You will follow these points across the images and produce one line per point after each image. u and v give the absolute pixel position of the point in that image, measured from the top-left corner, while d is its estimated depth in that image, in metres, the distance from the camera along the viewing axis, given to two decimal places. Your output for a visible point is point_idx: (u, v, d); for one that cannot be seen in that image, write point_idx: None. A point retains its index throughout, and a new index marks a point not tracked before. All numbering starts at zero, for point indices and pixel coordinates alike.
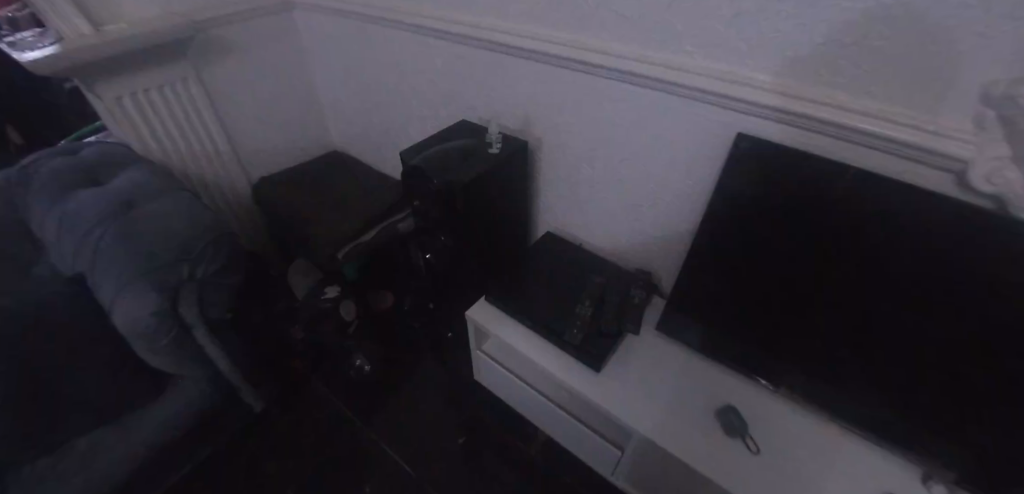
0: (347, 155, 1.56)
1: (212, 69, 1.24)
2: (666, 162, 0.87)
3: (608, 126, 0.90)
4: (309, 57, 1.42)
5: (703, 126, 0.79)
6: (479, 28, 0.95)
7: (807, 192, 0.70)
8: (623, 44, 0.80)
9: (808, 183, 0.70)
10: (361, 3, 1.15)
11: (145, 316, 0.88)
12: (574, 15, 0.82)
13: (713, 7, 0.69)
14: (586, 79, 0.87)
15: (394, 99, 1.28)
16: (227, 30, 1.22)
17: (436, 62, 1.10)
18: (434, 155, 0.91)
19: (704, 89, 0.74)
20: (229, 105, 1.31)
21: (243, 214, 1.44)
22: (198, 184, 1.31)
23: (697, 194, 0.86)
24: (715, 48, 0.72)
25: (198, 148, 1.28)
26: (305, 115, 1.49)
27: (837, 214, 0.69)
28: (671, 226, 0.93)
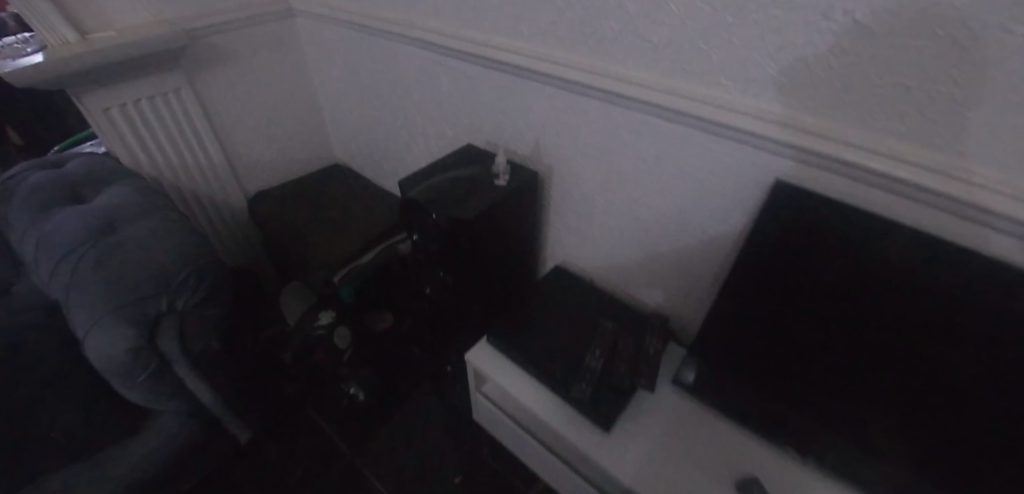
0: (347, 169, 1.49)
1: (207, 79, 1.18)
2: (690, 204, 0.79)
3: (627, 160, 0.82)
4: (311, 66, 1.36)
5: (733, 167, 0.71)
6: (488, 46, 0.87)
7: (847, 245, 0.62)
8: (646, 72, 0.71)
9: (848, 235, 0.62)
10: (364, 14, 1.08)
11: (119, 352, 0.82)
12: (592, 38, 0.74)
13: (752, 37, 0.60)
14: (604, 107, 0.80)
15: (398, 116, 1.21)
16: (222, 37, 1.16)
17: (442, 80, 1.03)
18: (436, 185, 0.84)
19: (739, 127, 0.65)
20: (226, 116, 1.25)
21: (237, 230, 1.38)
22: (190, 199, 1.24)
23: (724, 239, 0.78)
24: (752, 83, 0.63)
25: (192, 162, 1.21)
26: (306, 126, 1.43)
27: (880, 270, 0.61)
28: (692, 271, 0.85)
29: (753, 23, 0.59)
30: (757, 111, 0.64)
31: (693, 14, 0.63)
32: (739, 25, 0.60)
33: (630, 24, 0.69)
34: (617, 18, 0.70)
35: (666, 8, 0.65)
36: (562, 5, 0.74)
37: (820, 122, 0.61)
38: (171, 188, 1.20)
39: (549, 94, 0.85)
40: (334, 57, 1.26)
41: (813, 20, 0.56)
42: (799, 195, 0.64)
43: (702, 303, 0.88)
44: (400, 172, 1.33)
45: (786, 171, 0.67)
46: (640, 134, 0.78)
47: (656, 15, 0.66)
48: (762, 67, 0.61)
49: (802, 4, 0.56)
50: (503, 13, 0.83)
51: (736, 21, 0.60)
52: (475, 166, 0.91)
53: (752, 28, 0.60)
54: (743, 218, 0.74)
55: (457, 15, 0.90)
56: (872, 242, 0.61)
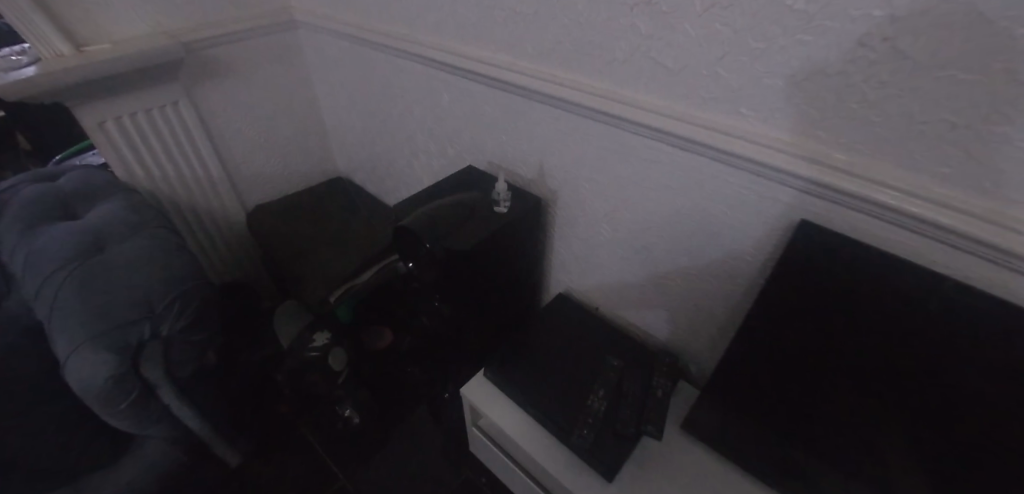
0: (349, 183, 1.46)
1: (206, 91, 1.15)
2: (704, 238, 0.73)
3: (637, 188, 0.76)
4: (314, 78, 1.33)
5: (753, 203, 0.65)
6: (491, 65, 0.83)
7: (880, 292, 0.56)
8: (659, 97, 0.66)
9: (881, 283, 0.56)
10: (367, 27, 1.04)
11: (100, 379, 0.78)
12: (601, 59, 0.69)
13: (779, 63, 0.54)
14: (613, 132, 0.74)
15: (399, 131, 1.17)
16: (222, 49, 1.13)
17: (444, 97, 0.99)
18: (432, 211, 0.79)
19: (761, 161, 0.59)
20: (225, 129, 1.22)
21: (236, 245, 1.35)
22: (188, 213, 1.21)
23: (739, 277, 0.72)
24: (777, 113, 0.57)
25: (190, 176, 1.18)
26: (308, 139, 1.40)
27: (919, 322, 0.55)
28: (704, 308, 0.79)
29: (780, 48, 0.54)
30: (783, 144, 0.58)
31: (712, 37, 0.57)
32: (764, 50, 0.55)
33: (642, 46, 0.64)
34: (628, 39, 0.65)
35: (683, 30, 0.59)
36: (569, 24, 0.69)
37: (853, 159, 0.55)
38: (168, 202, 1.16)
39: (554, 116, 0.81)
40: (336, 70, 1.23)
41: (849, 47, 0.50)
42: (826, 237, 0.58)
43: (715, 342, 0.82)
44: (401, 188, 1.29)
45: (812, 209, 0.61)
46: (652, 162, 0.72)
47: (671, 37, 0.60)
48: (788, 97, 0.56)
49: (836, 29, 0.50)
50: (507, 30, 0.78)
51: (760, 46, 0.55)
52: (473, 192, 0.87)
53: (779, 53, 0.54)
54: (762, 256, 0.68)
55: (460, 32, 0.86)
56: (897, 290, 0.55)
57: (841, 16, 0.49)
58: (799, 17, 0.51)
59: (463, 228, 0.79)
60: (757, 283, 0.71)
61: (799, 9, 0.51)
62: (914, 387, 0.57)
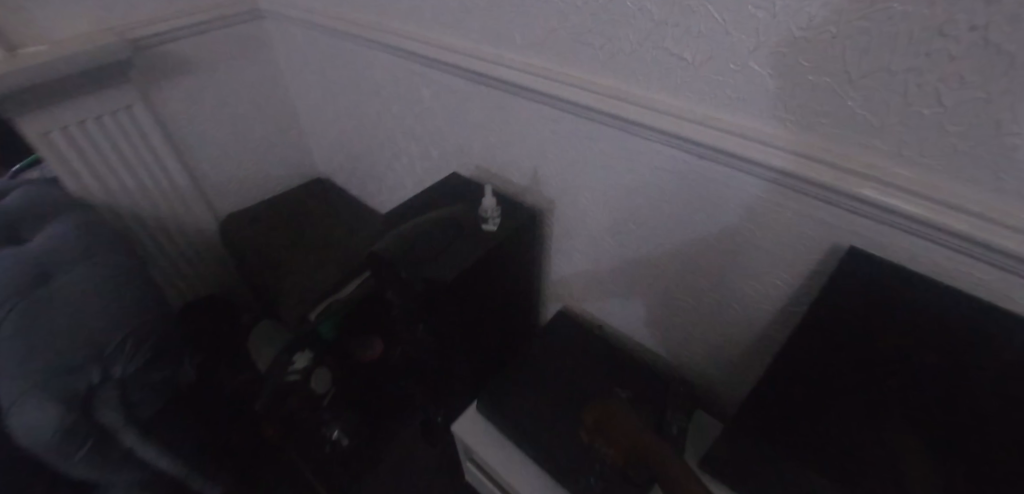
0: (330, 184, 1.35)
1: (164, 93, 1.03)
2: (727, 258, 0.63)
3: (649, 201, 0.66)
4: (286, 73, 1.21)
5: (788, 222, 0.55)
6: (476, 58, 0.72)
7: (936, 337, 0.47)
8: (675, 97, 0.55)
9: (940, 325, 0.47)
10: (337, 16, 0.92)
11: (47, 434, 0.67)
12: (604, 51, 0.58)
13: (829, 57, 0.43)
14: (619, 136, 0.64)
15: (379, 131, 1.06)
16: (179, 45, 1.01)
17: (424, 94, 0.88)
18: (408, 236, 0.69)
19: (803, 177, 0.49)
20: (190, 134, 1.11)
21: (212, 258, 1.24)
22: (157, 228, 1.10)
23: (767, 300, 0.62)
24: (823, 119, 0.46)
25: (154, 188, 1.07)
26: (284, 139, 1.29)
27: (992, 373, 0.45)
28: (723, 333, 0.70)
29: (833, 39, 0.43)
30: (831, 156, 0.47)
31: (745, 25, 0.46)
32: (811, 41, 0.44)
33: (656, 36, 0.52)
34: (639, 27, 0.53)
35: (708, 16, 0.48)
36: (566, 8, 0.58)
37: (917, 175, 0.45)
38: (132, 217, 1.05)
39: (547, 115, 0.70)
40: (308, 64, 1.11)
41: (923, 37, 0.39)
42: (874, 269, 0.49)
43: (735, 369, 0.73)
44: (384, 191, 1.19)
45: (860, 231, 0.51)
46: (665, 171, 0.62)
47: (692, 26, 0.49)
48: (839, 100, 0.45)
49: (908, 14, 0.39)
50: (493, 17, 0.67)
51: (807, 36, 0.43)
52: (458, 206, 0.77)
53: (829, 46, 0.43)
54: (796, 281, 0.58)
55: (439, 20, 0.75)
56: (961, 331, 0.45)
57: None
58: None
59: (444, 254, 0.69)
60: (789, 310, 0.61)
61: None
62: (973, 433, 0.47)
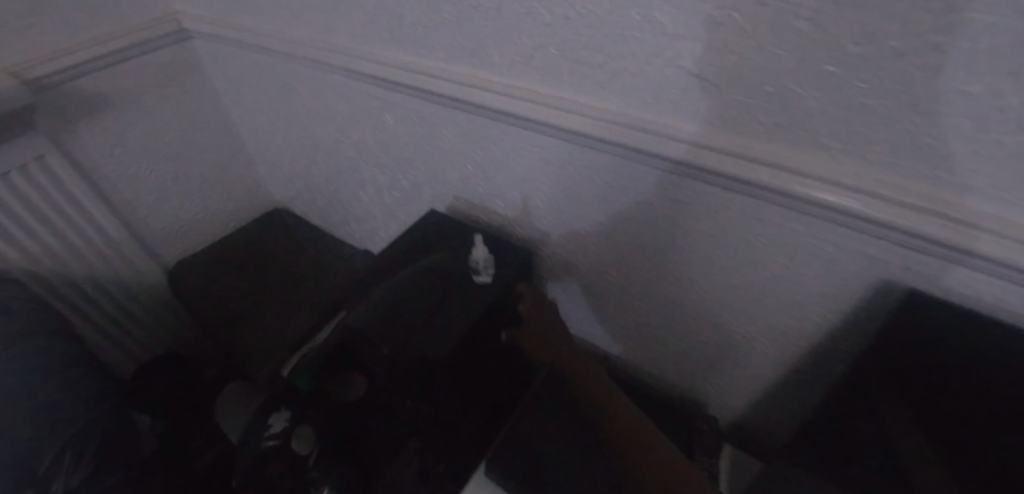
0: (289, 214, 1.22)
1: (82, 138, 0.88)
2: (755, 292, 0.57)
3: (660, 236, 0.59)
4: (225, 98, 1.07)
5: (827, 256, 0.49)
6: (448, 81, 0.62)
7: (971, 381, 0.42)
8: (694, 123, 0.47)
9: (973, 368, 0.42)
10: (278, 34, 0.80)
11: None
12: (604, 71, 0.49)
13: (888, 77, 0.36)
14: (620, 164, 0.56)
15: (338, 159, 0.95)
16: (93, 79, 0.86)
17: (387, 120, 0.78)
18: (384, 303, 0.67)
19: (855, 213, 0.42)
20: (122, 178, 0.96)
21: (163, 314, 1.10)
22: (96, 291, 0.95)
23: (798, 332, 0.56)
24: (878, 147, 0.40)
25: (86, 246, 0.91)
26: (232, 171, 1.15)
27: None
28: (748, 366, 0.64)
29: (895, 57, 0.35)
30: (884, 189, 0.41)
31: (782, 39, 0.38)
32: (868, 58, 0.36)
33: (670, 53, 0.44)
34: (648, 44, 0.44)
35: (738, 29, 0.39)
36: (554, 22, 0.48)
37: (989, 208, 0.38)
38: (65, 285, 0.90)
39: (535, 141, 0.62)
40: (249, 87, 0.98)
41: (1011, 55, 0.32)
42: (911, 305, 0.45)
43: (762, 402, 0.67)
44: (351, 221, 1.08)
45: (911, 265, 0.45)
46: (682, 202, 0.54)
47: (717, 42, 0.41)
48: (898, 126, 0.38)
49: (993, 28, 0.31)
50: (465, 32, 0.57)
51: (864, 53, 0.36)
52: (438, 259, 0.73)
53: (890, 65, 0.35)
54: (835, 317, 0.52)
55: (398, 38, 0.65)
56: (1014, 362, 0.41)
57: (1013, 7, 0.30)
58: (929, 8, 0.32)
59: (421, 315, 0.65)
60: (825, 345, 0.55)
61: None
62: None
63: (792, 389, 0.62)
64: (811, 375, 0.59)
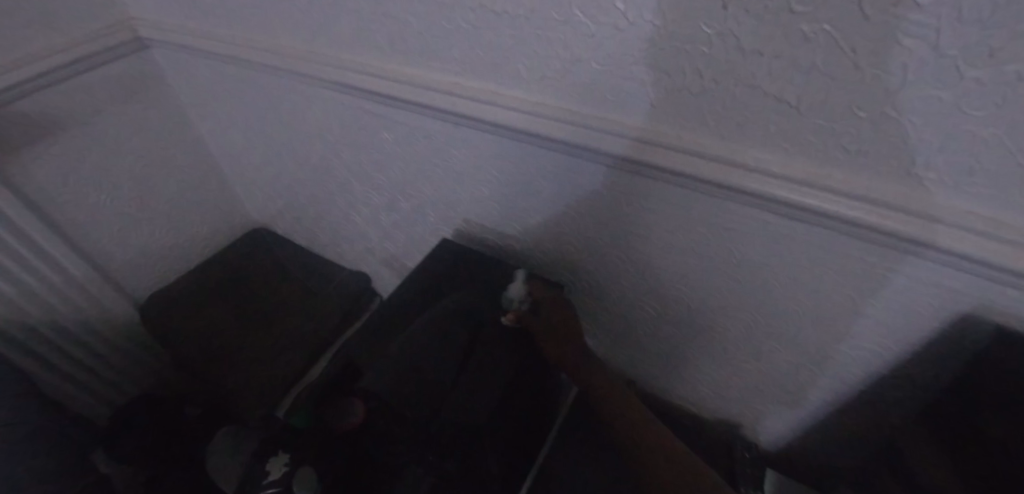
0: (271, 235, 1.13)
1: (29, 168, 0.76)
2: (810, 322, 0.52)
3: (705, 265, 0.54)
4: (193, 112, 0.96)
5: (900, 287, 0.44)
6: (462, 98, 0.55)
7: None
8: (758, 149, 0.41)
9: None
10: (256, 43, 0.70)
11: None
12: (655, 89, 0.43)
13: (1008, 104, 0.31)
14: (661, 189, 0.51)
15: (327, 178, 0.86)
16: (36, 99, 0.74)
17: (386, 137, 0.70)
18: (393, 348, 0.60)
19: (942, 248, 0.38)
20: (80, 210, 0.85)
21: (138, 353, 1.00)
22: (59, 336, 0.85)
23: (856, 362, 0.52)
24: (979, 180, 0.35)
25: (43, 290, 0.80)
26: (204, 191, 1.05)
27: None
28: (794, 392, 0.60)
29: (1019, 81, 0.30)
30: (983, 224, 0.36)
31: (884, 57, 0.32)
32: (984, 82, 0.31)
33: (741, 70, 0.38)
34: (715, 59, 0.38)
35: (831, 46, 0.34)
36: (598, 33, 0.42)
37: None
38: (22, 334, 0.79)
39: (559, 164, 0.56)
40: (220, 101, 0.88)
41: None
42: (998, 343, 0.41)
43: (806, 427, 0.63)
44: (342, 242, 1.00)
45: (997, 299, 0.41)
46: (736, 230, 0.49)
47: (802, 58, 0.35)
48: (1008, 157, 0.33)
49: None
50: (484, 44, 0.50)
51: (982, 76, 0.31)
52: (462, 295, 0.66)
53: (1011, 90, 0.31)
54: (901, 349, 0.48)
55: (402, 50, 0.57)
56: None
57: None
58: None
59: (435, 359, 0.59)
60: (886, 375, 0.51)
61: None
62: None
63: (841, 415, 0.59)
64: (865, 403, 0.55)
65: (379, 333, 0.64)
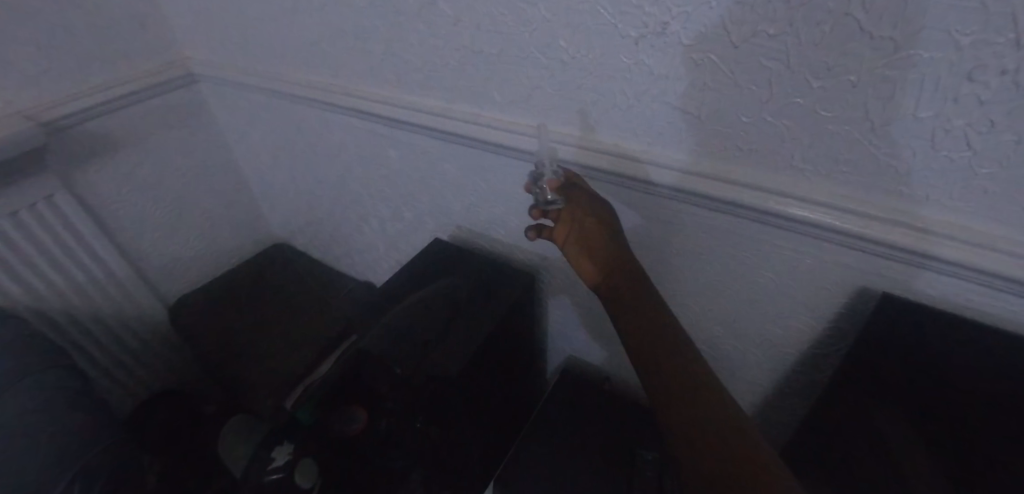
0: (290, 248, 1.25)
1: (90, 178, 0.90)
2: (743, 305, 0.60)
3: (653, 256, 0.63)
4: (229, 138, 1.11)
5: (809, 266, 0.52)
6: (452, 120, 0.67)
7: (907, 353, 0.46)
8: (681, 151, 0.52)
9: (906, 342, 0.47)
10: (285, 77, 0.84)
11: None
12: (596, 106, 0.54)
13: (850, 107, 0.41)
14: (613, 191, 0.60)
15: (341, 194, 0.98)
16: (100, 122, 0.89)
17: (391, 155, 0.82)
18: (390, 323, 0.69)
19: (827, 226, 0.47)
20: (128, 216, 0.98)
21: (166, 350, 1.10)
22: (100, 327, 0.96)
23: (787, 343, 0.59)
24: (844, 168, 0.44)
25: (89, 284, 0.91)
26: (234, 208, 1.18)
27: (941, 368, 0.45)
28: (745, 377, 0.66)
29: (853, 87, 0.40)
30: (853, 205, 0.45)
31: (756, 75, 0.43)
32: (829, 90, 0.41)
33: (656, 89, 0.49)
34: (636, 81, 0.50)
35: (716, 69, 0.45)
36: (550, 64, 0.54)
37: (947, 218, 0.42)
38: (69, 322, 0.90)
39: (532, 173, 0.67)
40: (253, 128, 1.02)
41: (950, 82, 0.37)
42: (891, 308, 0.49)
43: (764, 415, 0.68)
44: (352, 253, 1.11)
45: (886, 273, 0.48)
46: (674, 223, 0.58)
47: (698, 79, 0.46)
48: (862, 147, 0.42)
49: (933, 59, 0.37)
50: (467, 75, 0.62)
51: (826, 86, 0.41)
52: (447, 283, 0.76)
53: (848, 94, 0.41)
54: (818, 326, 0.55)
55: (402, 79, 0.69)
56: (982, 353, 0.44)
57: (944, 43, 0.36)
58: (879, 46, 0.38)
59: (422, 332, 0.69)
60: (815, 354, 0.57)
61: (883, 38, 0.38)
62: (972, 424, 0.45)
63: (787, 400, 0.64)
64: (800, 386, 0.62)
65: (375, 317, 0.74)
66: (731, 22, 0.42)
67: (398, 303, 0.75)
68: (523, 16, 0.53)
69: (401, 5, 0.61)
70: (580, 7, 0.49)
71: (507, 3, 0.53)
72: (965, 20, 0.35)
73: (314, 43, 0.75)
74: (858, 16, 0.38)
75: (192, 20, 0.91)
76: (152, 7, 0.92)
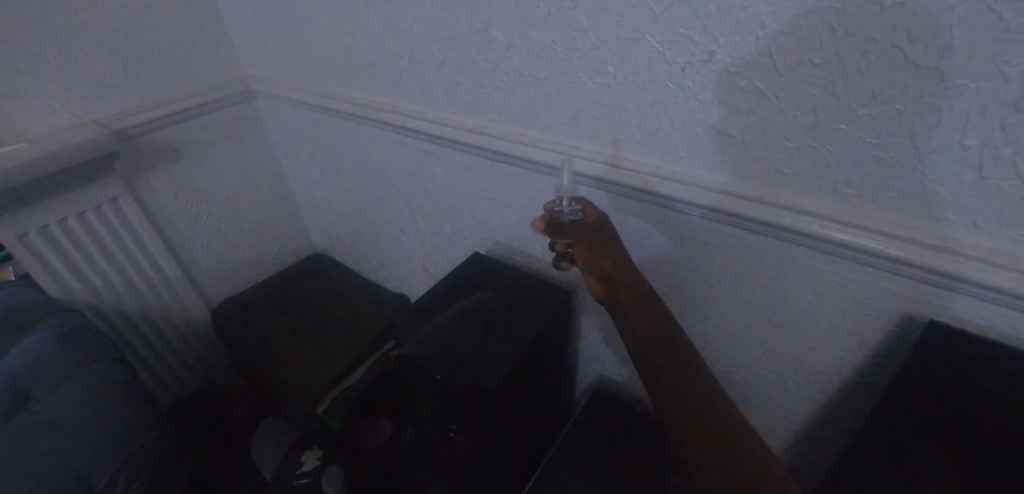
0: (328, 259, 1.29)
1: (151, 184, 0.96)
2: (782, 330, 0.59)
3: (691, 276, 0.63)
4: (279, 151, 1.17)
5: (852, 292, 0.52)
6: (498, 139, 0.70)
7: (948, 385, 0.45)
8: (722, 174, 0.53)
9: (949, 376, 0.45)
10: (338, 96, 0.90)
11: None
12: (640, 129, 0.56)
13: (895, 134, 0.42)
14: (653, 212, 0.62)
15: (382, 207, 1.03)
16: (165, 132, 0.96)
17: (434, 172, 0.86)
18: (429, 332, 0.71)
19: (867, 249, 0.47)
20: (182, 221, 1.03)
21: (206, 352, 1.14)
22: (148, 326, 1.00)
23: (827, 371, 0.58)
24: (890, 194, 0.45)
25: (142, 283, 0.96)
26: (279, 218, 1.24)
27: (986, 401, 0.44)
28: (781, 405, 0.65)
29: (898, 115, 0.41)
30: (897, 229, 0.45)
31: (800, 102, 0.45)
32: (874, 117, 0.43)
33: (700, 115, 0.51)
34: (680, 106, 0.52)
35: (760, 95, 0.47)
36: (596, 89, 0.57)
37: (998, 246, 0.43)
38: (121, 319, 0.95)
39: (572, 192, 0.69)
40: (302, 142, 1.08)
41: (998, 112, 0.38)
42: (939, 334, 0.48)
43: (799, 443, 0.67)
44: (388, 265, 1.15)
45: (935, 300, 0.48)
46: (713, 244, 0.59)
47: (743, 104, 0.48)
48: (908, 173, 0.43)
49: (979, 90, 0.38)
50: (515, 97, 0.65)
51: (870, 113, 0.42)
52: (484, 295, 0.78)
53: (894, 122, 0.42)
54: (860, 355, 0.55)
55: (451, 99, 0.73)
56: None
57: (990, 74, 0.37)
58: (924, 76, 0.39)
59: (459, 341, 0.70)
60: (856, 383, 0.57)
61: (929, 68, 0.39)
62: None
63: (824, 430, 0.63)
64: (838, 417, 0.60)
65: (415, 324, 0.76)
66: (776, 52, 0.44)
67: (435, 312, 0.77)
68: (573, 44, 0.56)
69: (456, 31, 0.66)
70: (630, 36, 0.51)
71: (558, 31, 0.56)
72: (1012, 52, 0.36)
73: (369, 64, 0.81)
74: (903, 47, 0.39)
75: (255, 42, 0.99)
76: (220, 29, 1.00)
